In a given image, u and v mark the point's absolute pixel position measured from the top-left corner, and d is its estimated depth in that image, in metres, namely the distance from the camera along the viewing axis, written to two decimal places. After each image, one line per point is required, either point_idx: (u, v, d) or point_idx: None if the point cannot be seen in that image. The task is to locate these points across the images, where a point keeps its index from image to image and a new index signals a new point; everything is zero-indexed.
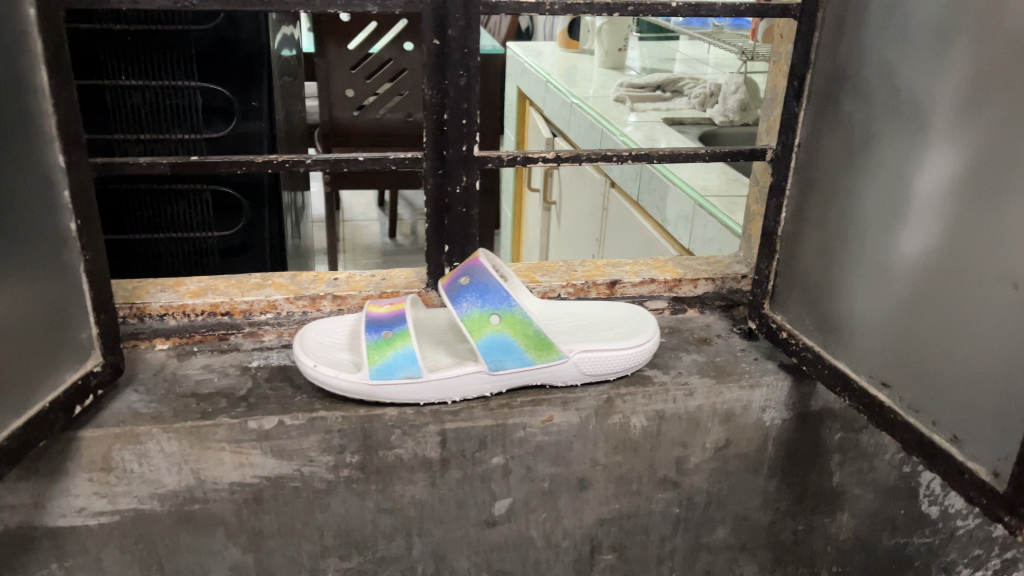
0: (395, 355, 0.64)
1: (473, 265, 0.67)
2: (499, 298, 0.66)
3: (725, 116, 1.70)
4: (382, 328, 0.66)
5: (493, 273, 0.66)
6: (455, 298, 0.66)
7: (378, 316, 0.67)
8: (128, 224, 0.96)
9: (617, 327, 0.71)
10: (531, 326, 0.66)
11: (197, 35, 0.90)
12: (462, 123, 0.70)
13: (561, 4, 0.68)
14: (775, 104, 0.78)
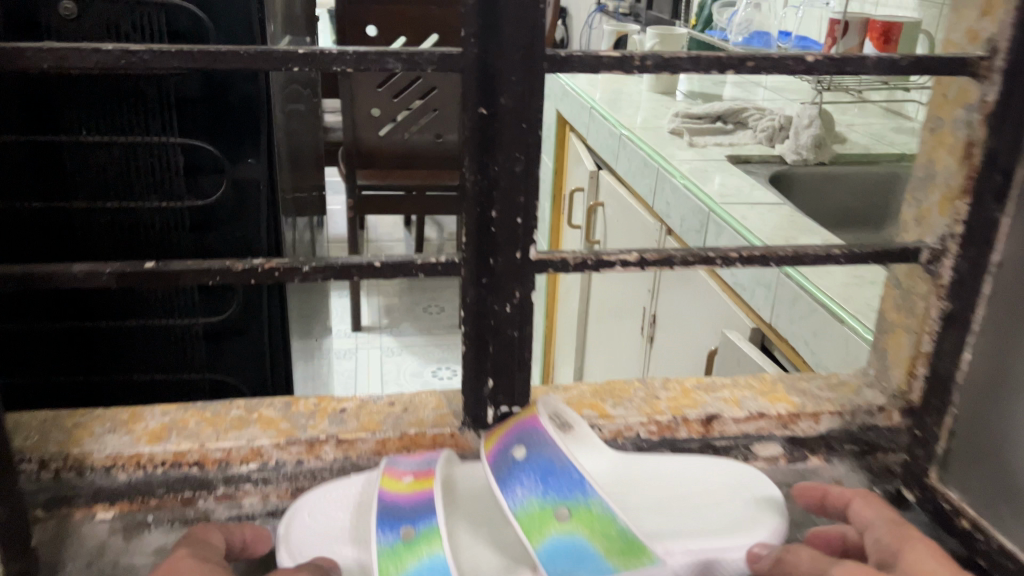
0: (416, 567, 0.44)
1: (531, 433, 0.50)
2: (567, 480, 0.47)
3: (796, 154, 1.50)
4: (401, 522, 0.46)
5: (559, 448, 0.49)
6: (505, 481, 0.47)
7: (396, 502, 0.48)
8: (93, 310, 0.79)
9: (725, 510, 0.52)
10: (614, 521, 0.44)
11: (176, 79, 0.72)
12: (516, 221, 0.51)
13: (654, 59, 0.49)
14: (934, 187, 0.58)
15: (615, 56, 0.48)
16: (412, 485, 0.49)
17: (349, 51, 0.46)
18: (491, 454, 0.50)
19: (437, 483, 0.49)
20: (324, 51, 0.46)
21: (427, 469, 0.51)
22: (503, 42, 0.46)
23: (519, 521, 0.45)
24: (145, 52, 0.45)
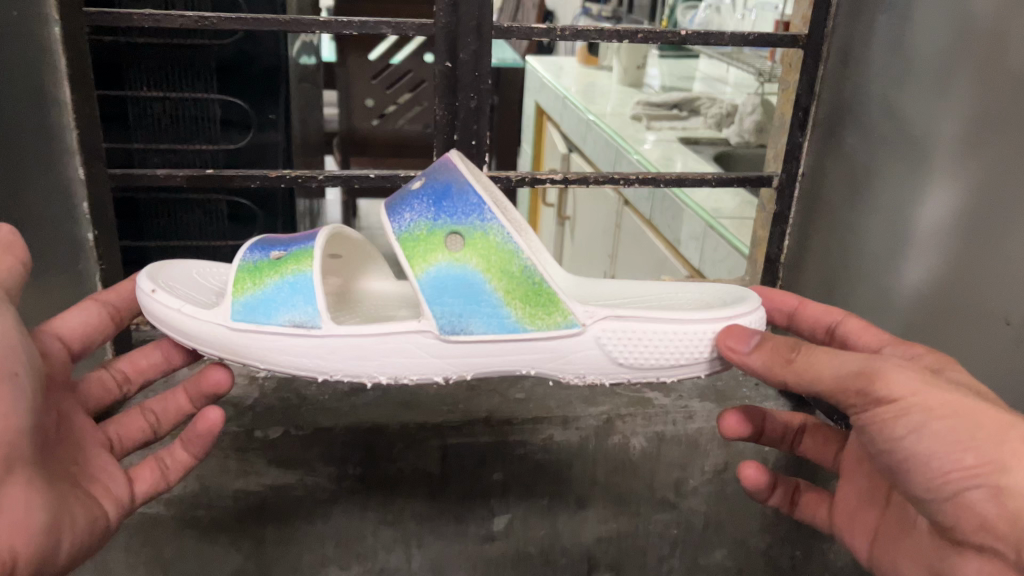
0: (276, 284, 0.55)
1: (437, 165, 0.58)
2: (463, 204, 0.55)
3: (741, 137, 1.69)
4: (276, 248, 0.58)
5: (454, 173, 0.57)
6: (402, 205, 0.56)
7: (282, 238, 0.60)
8: (142, 232, 0.93)
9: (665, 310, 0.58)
10: (507, 256, 0.54)
11: (218, 48, 0.92)
12: (472, 144, 0.71)
13: (572, 30, 0.71)
14: (783, 132, 0.78)
15: (542, 28, 0.70)
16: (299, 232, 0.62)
17: (357, 21, 0.67)
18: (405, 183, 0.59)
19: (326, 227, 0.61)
20: (336, 19, 0.67)
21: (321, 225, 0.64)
22: (462, 16, 0.67)
23: (406, 239, 0.54)
24: (215, 18, 0.66)
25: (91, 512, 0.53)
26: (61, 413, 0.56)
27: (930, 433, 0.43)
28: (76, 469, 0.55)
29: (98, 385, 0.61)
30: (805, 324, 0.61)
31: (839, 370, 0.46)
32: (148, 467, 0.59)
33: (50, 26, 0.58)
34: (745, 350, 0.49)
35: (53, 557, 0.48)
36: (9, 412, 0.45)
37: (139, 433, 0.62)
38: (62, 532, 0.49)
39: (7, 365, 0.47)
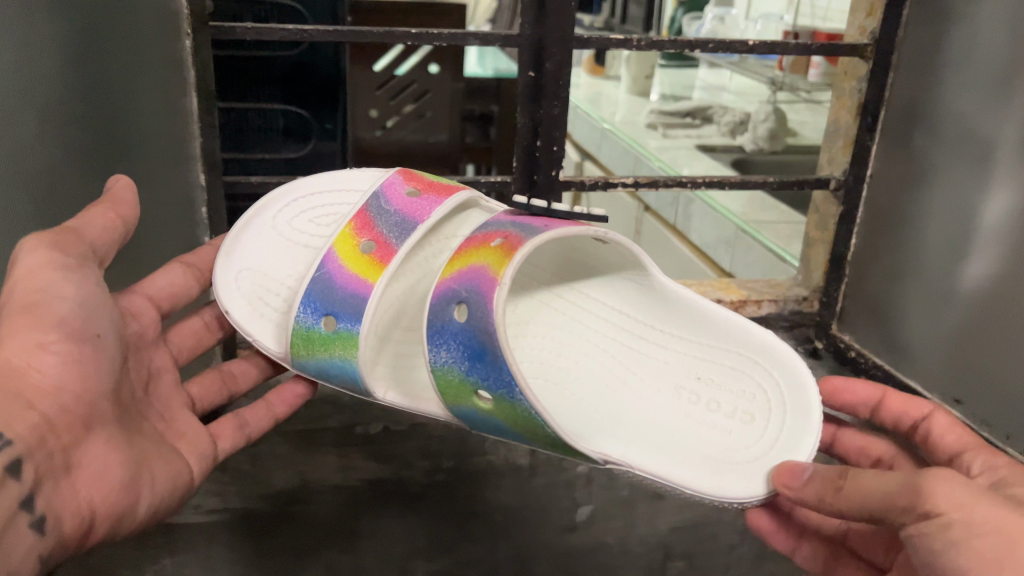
0: (326, 359, 0.60)
1: (479, 298, 0.55)
2: (497, 376, 0.53)
3: (756, 144, 1.78)
4: (326, 308, 0.60)
5: (488, 330, 0.53)
6: (443, 334, 0.56)
7: (337, 282, 0.60)
8: None
9: (700, 401, 0.61)
10: (538, 428, 0.53)
11: (282, 60, 0.94)
12: (554, 149, 0.75)
13: (647, 41, 0.74)
14: (838, 136, 0.82)
15: (620, 39, 0.73)
16: (356, 266, 0.61)
17: (446, 33, 0.70)
18: (459, 281, 0.57)
19: (376, 277, 0.60)
20: (426, 32, 0.70)
21: (388, 240, 0.62)
22: (547, 27, 0.70)
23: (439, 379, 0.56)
24: (313, 30, 0.69)
25: (175, 470, 0.55)
26: (150, 372, 0.60)
27: (968, 550, 0.42)
28: (163, 429, 0.58)
29: (187, 335, 0.65)
30: (887, 420, 0.62)
31: (884, 487, 0.45)
32: (227, 432, 0.63)
33: (181, 40, 0.63)
34: (797, 484, 0.50)
35: (132, 511, 0.51)
36: (81, 370, 0.48)
37: (217, 393, 0.65)
38: (141, 489, 0.51)
39: (86, 326, 0.49)
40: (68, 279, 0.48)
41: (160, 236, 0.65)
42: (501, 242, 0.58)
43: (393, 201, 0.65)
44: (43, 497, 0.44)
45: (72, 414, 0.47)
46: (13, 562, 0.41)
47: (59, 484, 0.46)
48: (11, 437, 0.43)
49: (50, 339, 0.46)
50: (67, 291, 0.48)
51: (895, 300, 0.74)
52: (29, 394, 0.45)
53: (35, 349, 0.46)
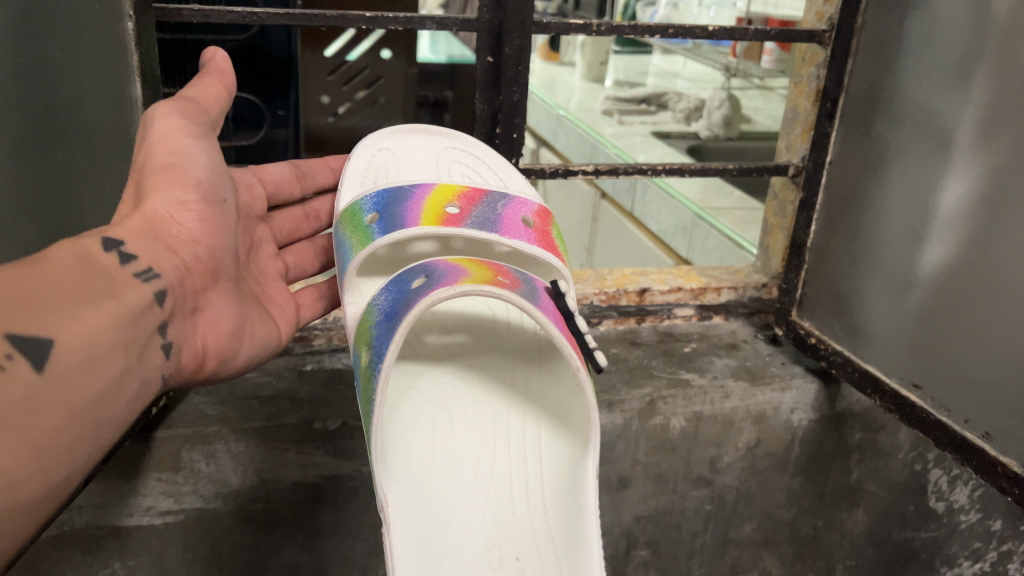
0: (348, 237, 0.61)
1: (438, 280, 0.54)
2: (382, 343, 0.52)
3: (710, 130, 1.76)
4: (382, 209, 0.62)
5: (414, 305, 0.52)
6: (394, 287, 0.55)
7: (411, 205, 0.63)
8: None
9: (505, 565, 0.59)
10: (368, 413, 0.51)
11: (231, 44, 0.91)
12: (513, 136, 0.74)
13: (607, 26, 0.73)
14: (796, 123, 0.82)
15: (580, 24, 0.72)
16: (432, 209, 0.63)
17: (402, 16, 0.68)
18: (448, 265, 0.56)
19: (427, 228, 0.61)
20: (383, 15, 0.68)
21: (471, 212, 0.64)
22: (507, 11, 0.68)
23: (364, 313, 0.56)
24: (265, 13, 0.66)
25: (269, 330, 0.62)
26: (253, 241, 0.65)
27: None
28: (257, 293, 0.64)
29: (290, 219, 0.69)
30: None
31: None
32: (308, 302, 0.68)
33: (124, 22, 0.60)
34: None
35: (234, 360, 0.59)
36: (212, 226, 0.57)
37: (308, 263, 0.71)
38: (241, 342, 0.59)
39: (216, 190, 0.57)
40: (200, 147, 0.56)
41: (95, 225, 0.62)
42: (497, 279, 0.55)
43: (505, 202, 0.66)
44: (175, 325, 0.53)
45: (203, 263, 0.56)
46: (147, 375, 0.49)
47: (185, 322, 0.54)
48: (157, 271, 0.51)
49: (189, 195, 0.55)
50: (201, 156, 0.56)
51: (855, 286, 0.75)
52: (168, 237, 0.53)
53: (178, 201, 0.54)
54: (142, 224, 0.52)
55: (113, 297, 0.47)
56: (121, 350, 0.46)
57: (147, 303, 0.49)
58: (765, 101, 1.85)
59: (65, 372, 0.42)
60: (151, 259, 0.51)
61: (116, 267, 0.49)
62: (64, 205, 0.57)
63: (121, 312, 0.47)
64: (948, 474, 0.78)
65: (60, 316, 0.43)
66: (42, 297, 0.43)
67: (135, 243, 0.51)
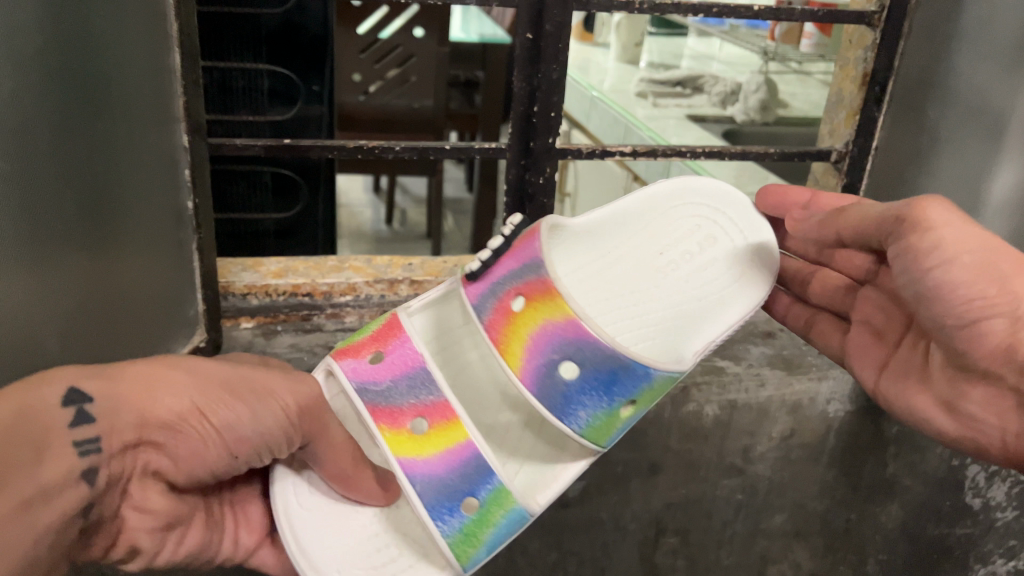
0: (498, 529, 0.53)
1: (575, 345, 0.53)
2: (635, 377, 0.53)
3: (746, 115, 1.73)
4: (465, 489, 0.52)
5: (610, 351, 0.53)
6: (571, 402, 0.54)
7: (438, 472, 0.53)
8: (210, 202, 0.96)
9: (695, 246, 0.66)
10: (673, 381, 0.55)
11: (268, 17, 0.90)
12: (550, 115, 0.73)
13: (650, 4, 0.71)
14: (841, 107, 0.80)
15: (622, 1, 0.70)
16: (429, 447, 0.54)
17: None
18: (536, 349, 0.54)
19: (466, 432, 0.54)
20: None
21: (405, 407, 0.55)
22: None
23: (592, 436, 0.54)
24: None
25: (214, 539, 0.54)
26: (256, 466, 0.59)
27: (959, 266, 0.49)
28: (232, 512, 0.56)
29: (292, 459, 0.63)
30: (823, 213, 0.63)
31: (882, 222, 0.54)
32: (283, 543, 0.58)
33: None
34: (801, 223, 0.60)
35: (148, 558, 0.49)
36: (204, 462, 0.48)
37: None
38: (167, 540, 0.50)
39: (236, 445, 0.48)
40: (251, 408, 0.47)
41: (142, 211, 0.58)
42: (527, 301, 0.55)
43: (371, 377, 0.56)
44: (102, 503, 0.44)
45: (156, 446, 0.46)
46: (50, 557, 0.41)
47: (111, 501, 0.46)
48: (102, 445, 0.43)
49: (213, 416, 0.46)
50: (252, 414, 0.47)
51: None
52: (149, 418, 0.45)
53: (192, 412, 0.46)
54: (129, 392, 0.45)
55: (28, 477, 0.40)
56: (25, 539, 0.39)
57: (65, 486, 0.41)
58: (802, 86, 1.82)
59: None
60: (105, 429, 0.44)
61: (58, 428, 0.42)
62: (103, 188, 0.53)
63: (36, 496, 0.40)
64: (985, 471, 0.79)
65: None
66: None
67: (105, 408, 0.44)
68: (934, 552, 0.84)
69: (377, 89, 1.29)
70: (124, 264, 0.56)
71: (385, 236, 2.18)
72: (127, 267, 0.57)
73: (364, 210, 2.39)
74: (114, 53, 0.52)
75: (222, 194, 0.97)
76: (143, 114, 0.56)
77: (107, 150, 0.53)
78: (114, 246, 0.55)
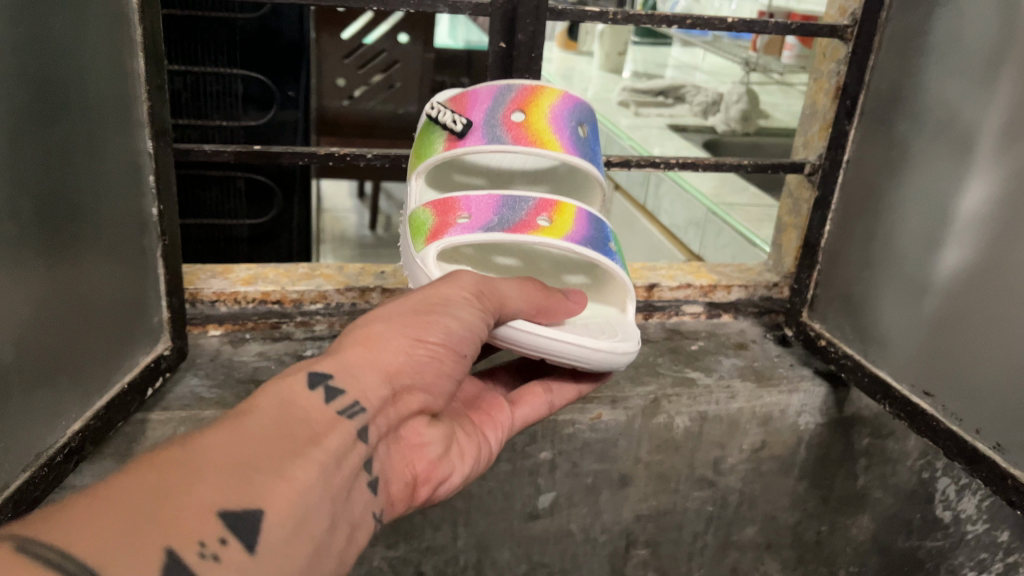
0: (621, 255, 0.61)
1: (571, 110, 0.60)
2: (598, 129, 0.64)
3: (727, 125, 1.74)
4: (608, 233, 0.58)
5: (584, 103, 0.61)
6: (595, 152, 0.61)
7: (587, 233, 0.55)
8: (185, 206, 0.96)
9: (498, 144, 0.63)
10: None
11: (243, 22, 0.90)
12: None
13: (623, 14, 0.72)
14: (814, 120, 0.81)
15: (596, 12, 0.70)
16: (565, 222, 0.55)
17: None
18: (559, 129, 0.59)
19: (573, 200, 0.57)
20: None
21: (525, 215, 0.55)
22: None
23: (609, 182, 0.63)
24: None
25: (479, 444, 0.54)
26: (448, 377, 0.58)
27: None
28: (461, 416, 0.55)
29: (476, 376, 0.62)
30: None
31: None
32: (530, 395, 0.58)
33: None
34: None
35: (442, 481, 0.49)
36: (446, 377, 0.47)
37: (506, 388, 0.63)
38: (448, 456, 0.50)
39: (461, 346, 0.47)
40: (452, 315, 0.46)
41: (102, 218, 0.57)
42: (526, 108, 0.58)
43: (481, 223, 0.55)
44: (381, 453, 0.43)
45: (409, 396, 0.46)
46: (354, 517, 0.40)
47: (390, 447, 0.45)
48: (364, 405, 0.41)
49: (431, 335, 0.45)
50: (463, 313, 0.47)
51: (866, 288, 0.73)
52: (388, 369, 0.44)
53: (414, 345, 0.45)
54: (359, 357, 0.43)
55: (314, 444, 0.37)
56: (326, 500, 0.37)
57: (349, 445, 0.39)
58: (783, 97, 1.83)
59: (276, 546, 0.33)
60: (357, 392, 0.42)
61: (318, 406, 0.39)
62: (62, 193, 0.52)
63: (323, 460, 0.37)
64: (955, 483, 0.79)
65: (260, 476, 0.34)
66: (240, 456, 0.34)
67: (345, 375, 0.42)
68: (904, 564, 0.84)
69: (362, 93, 1.32)
70: (82, 270, 0.55)
71: (368, 241, 2.17)
72: (86, 272, 0.56)
73: (348, 215, 2.38)
74: (73, 56, 0.52)
75: (197, 199, 0.97)
76: (104, 117, 0.55)
77: (68, 154, 0.52)
78: (72, 250, 0.54)
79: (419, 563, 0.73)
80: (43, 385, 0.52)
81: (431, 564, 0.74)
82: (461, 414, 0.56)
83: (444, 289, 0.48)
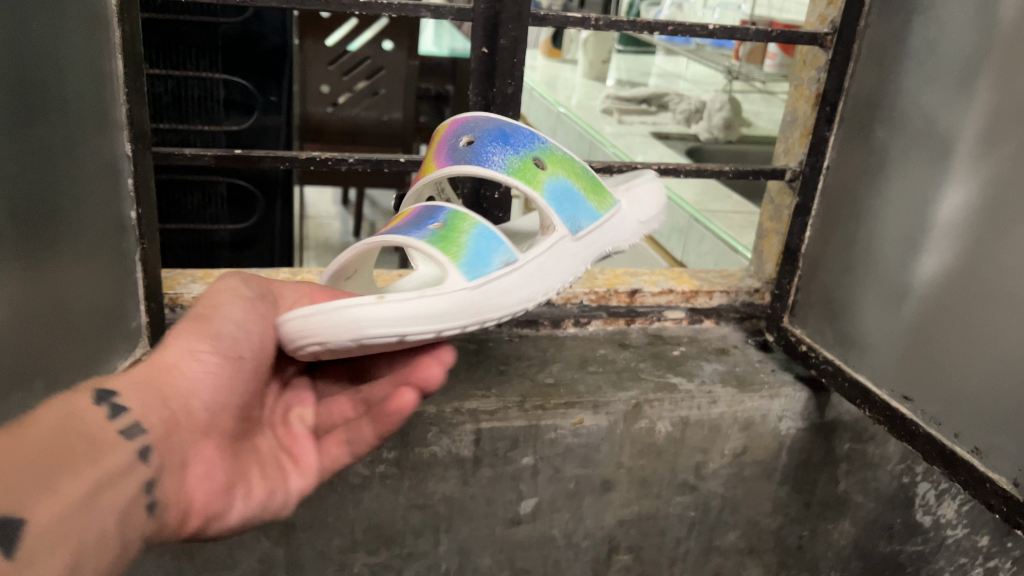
0: (470, 241, 0.54)
1: (462, 128, 0.60)
2: (522, 135, 0.60)
3: (710, 133, 1.76)
4: (432, 218, 0.55)
5: (485, 117, 0.60)
6: (481, 155, 0.58)
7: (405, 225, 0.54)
8: (167, 211, 0.95)
9: None
10: (576, 164, 0.62)
11: (224, 27, 0.90)
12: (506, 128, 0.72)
13: (605, 21, 0.72)
14: (794, 127, 0.81)
15: (577, 18, 0.71)
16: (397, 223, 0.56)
17: (396, 3, 0.66)
18: (441, 151, 0.60)
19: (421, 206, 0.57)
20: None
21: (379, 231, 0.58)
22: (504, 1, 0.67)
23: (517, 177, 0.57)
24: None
25: (273, 489, 0.52)
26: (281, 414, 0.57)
27: None
28: (271, 455, 0.54)
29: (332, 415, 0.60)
30: None
31: None
32: (335, 442, 0.56)
33: None
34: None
35: (223, 516, 0.48)
36: (231, 387, 0.48)
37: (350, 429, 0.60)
38: (236, 490, 0.49)
39: (238, 348, 0.49)
40: (230, 318, 0.49)
41: (80, 220, 0.56)
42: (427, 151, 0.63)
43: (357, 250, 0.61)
44: (167, 473, 0.43)
45: (197, 417, 0.46)
46: (132, 536, 0.40)
47: (176, 472, 0.44)
48: (146, 425, 0.42)
49: (207, 341, 0.47)
50: (235, 314, 0.50)
51: (847, 294, 0.74)
52: (168, 384, 0.45)
53: (192, 353, 0.47)
54: (144, 373, 0.45)
55: (91, 460, 0.39)
56: (95, 517, 0.37)
57: (129, 465, 0.40)
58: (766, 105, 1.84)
59: (43, 553, 0.34)
60: (141, 410, 0.43)
61: (101, 422, 0.41)
62: (39, 194, 0.52)
63: (100, 479, 0.38)
64: (935, 488, 0.80)
65: (36, 485, 0.35)
66: (18, 465, 0.35)
67: (130, 395, 0.43)
68: (885, 568, 0.85)
69: (346, 100, 1.31)
70: (60, 273, 0.55)
71: None
72: (64, 275, 0.55)
73: (332, 221, 2.38)
74: (53, 57, 0.51)
75: (179, 204, 0.96)
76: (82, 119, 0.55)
77: (46, 155, 0.52)
78: (50, 252, 0.53)
79: (400, 569, 0.73)
80: (18, 390, 0.52)
81: (413, 570, 0.73)
82: (272, 451, 0.54)
83: (220, 289, 0.51)
